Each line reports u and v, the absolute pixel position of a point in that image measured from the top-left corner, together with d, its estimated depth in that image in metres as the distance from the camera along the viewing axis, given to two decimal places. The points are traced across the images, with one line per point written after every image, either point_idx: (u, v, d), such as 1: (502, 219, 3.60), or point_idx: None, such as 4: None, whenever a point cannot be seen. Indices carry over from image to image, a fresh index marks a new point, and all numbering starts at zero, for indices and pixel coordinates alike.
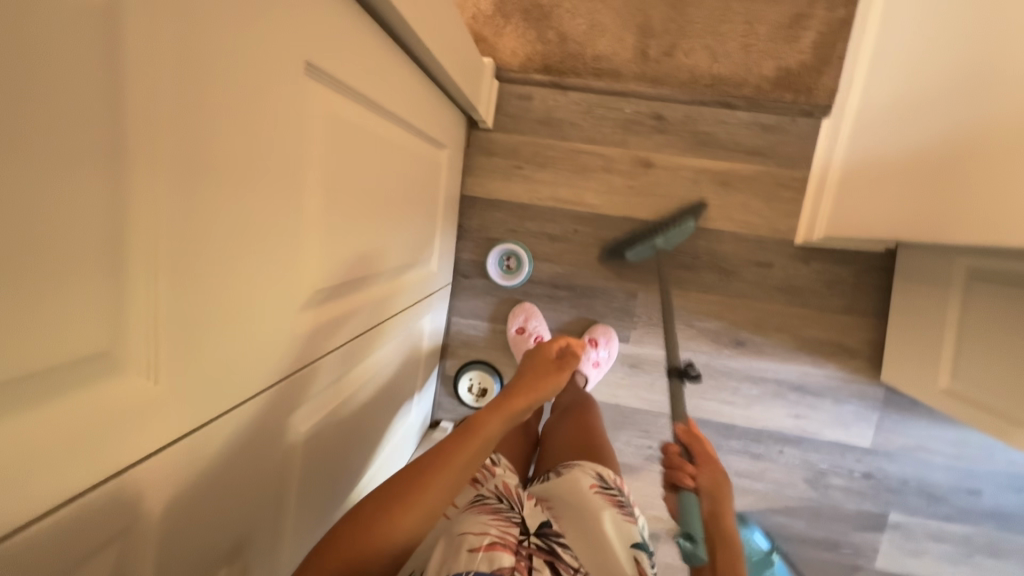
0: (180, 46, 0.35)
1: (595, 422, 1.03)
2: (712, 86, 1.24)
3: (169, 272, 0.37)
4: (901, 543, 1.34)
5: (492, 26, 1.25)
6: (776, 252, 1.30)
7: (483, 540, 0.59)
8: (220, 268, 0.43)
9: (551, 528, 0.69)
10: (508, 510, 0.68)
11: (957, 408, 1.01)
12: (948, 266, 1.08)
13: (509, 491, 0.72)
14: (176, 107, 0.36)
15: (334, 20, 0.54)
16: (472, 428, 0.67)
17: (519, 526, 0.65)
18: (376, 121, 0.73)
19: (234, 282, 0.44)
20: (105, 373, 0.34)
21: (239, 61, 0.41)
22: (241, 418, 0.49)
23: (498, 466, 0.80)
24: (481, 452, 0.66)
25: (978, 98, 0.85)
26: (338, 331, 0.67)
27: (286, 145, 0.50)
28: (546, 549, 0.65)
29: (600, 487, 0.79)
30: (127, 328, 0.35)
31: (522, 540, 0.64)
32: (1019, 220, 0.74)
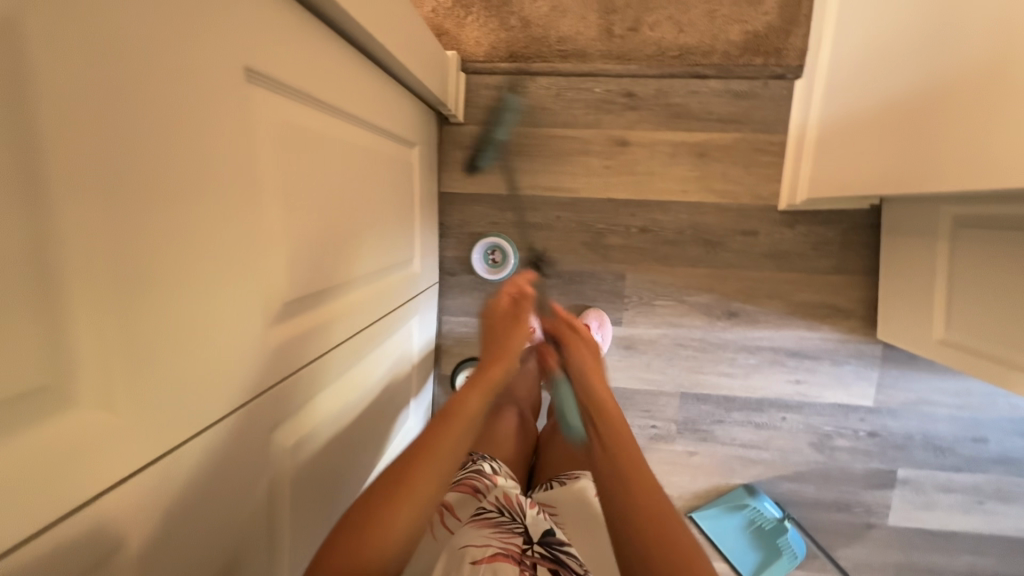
0: (91, 66, 0.34)
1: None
2: (679, 58, 1.23)
3: (111, 300, 0.37)
4: (912, 498, 1.34)
5: (453, 18, 1.23)
6: (761, 220, 1.28)
7: (484, 552, 0.60)
8: (172, 291, 0.42)
9: (555, 537, 0.68)
10: (511, 523, 0.68)
11: (954, 357, 1.01)
12: (932, 216, 1.07)
13: (511, 503, 0.73)
14: (96, 128, 0.35)
15: (266, 22, 0.53)
16: (453, 408, 0.67)
17: (521, 537, 0.66)
18: (332, 123, 0.71)
19: (188, 305, 0.44)
20: (53, 410, 0.34)
21: (162, 77, 0.40)
22: (213, 439, 0.49)
23: (499, 475, 0.81)
24: (468, 431, 0.65)
25: (944, 42, 0.84)
26: (314, 340, 0.66)
27: (230, 158, 0.49)
28: (551, 558, 0.64)
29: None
30: (72, 360, 0.35)
31: (527, 548, 0.64)
32: (1002, 159, 0.72)
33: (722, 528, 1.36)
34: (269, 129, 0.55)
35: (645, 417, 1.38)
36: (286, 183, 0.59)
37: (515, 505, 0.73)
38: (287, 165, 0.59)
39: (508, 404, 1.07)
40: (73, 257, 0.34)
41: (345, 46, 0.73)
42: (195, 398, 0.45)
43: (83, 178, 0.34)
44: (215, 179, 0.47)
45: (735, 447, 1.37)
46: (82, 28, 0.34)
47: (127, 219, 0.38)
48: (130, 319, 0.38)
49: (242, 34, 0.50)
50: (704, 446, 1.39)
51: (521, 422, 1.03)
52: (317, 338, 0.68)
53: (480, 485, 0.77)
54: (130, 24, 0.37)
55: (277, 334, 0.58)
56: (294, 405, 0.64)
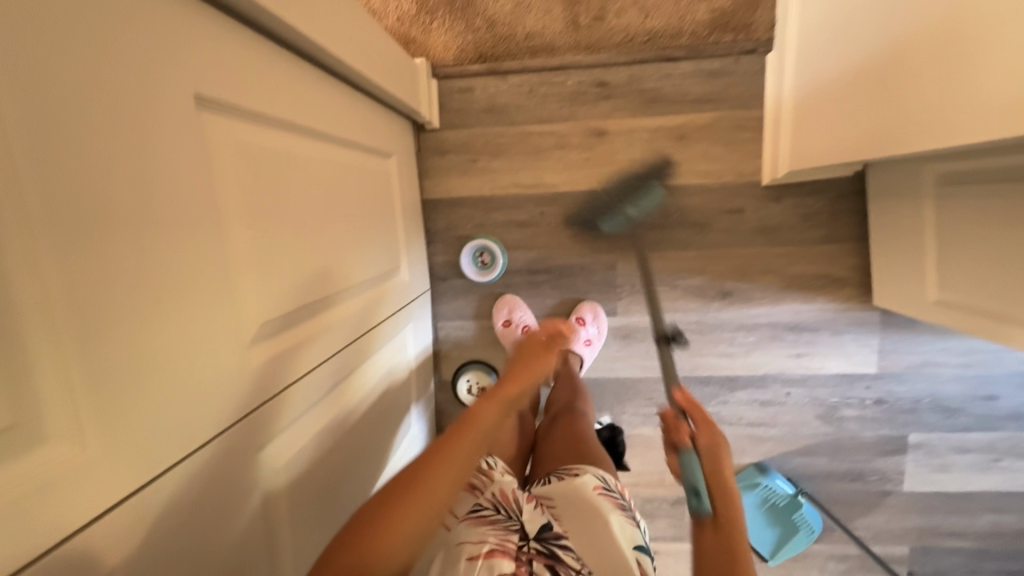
0: (26, 118, 0.36)
1: (585, 425, 1.01)
2: (648, 42, 1.23)
3: (70, 338, 0.39)
4: (926, 462, 1.33)
5: (419, 24, 1.23)
6: (746, 197, 1.28)
7: (481, 548, 0.62)
8: (134, 324, 0.44)
9: (551, 531, 0.69)
10: (507, 519, 0.69)
11: (952, 317, 1.00)
12: (916, 177, 1.06)
13: (508, 498, 0.73)
14: (36, 177, 0.37)
15: (209, 50, 0.54)
16: (470, 416, 0.67)
17: (517, 533, 0.67)
18: (295, 142, 0.72)
19: (154, 337, 0.45)
20: (18, 447, 0.36)
21: (104, 119, 0.42)
22: (196, 463, 0.50)
23: (496, 471, 0.79)
24: (482, 440, 0.65)
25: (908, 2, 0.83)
26: (293, 360, 0.67)
27: (186, 189, 0.50)
28: (546, 553, 0.65)
29: (603, 489, 0.77)
30: (35, 399, 0.37)
31: (522, 545, 0.66)
32: (980, 114, 0.71)
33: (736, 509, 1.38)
34: (223, 155, 0.56)
35: (649, 405, 1.38)
36: (247, 204, 0.60)
37: (512, 500, 0.72)
38: (247, 187, 0.60)
39: None
40: (22, 302, 0.36)
41: (300, 62, 0.73)
42: (171, 424, 0.47)
43: (26, 225, 0.36)
44: (171, 213, 0.48)
45: (742, 426, 1.37)
46: (12, 82, 0.35)
47: (80, 260, 0.39)
48: (93, 354, 0.40)
49: (184, 63, 0.51)
50: None
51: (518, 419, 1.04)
52: (298, 356, 0.68)
53: (476, 481, 0.76)
54: (65, 72, 0.39)
55: (254, 358, 0.59)
56: (280, 424, 0.65)
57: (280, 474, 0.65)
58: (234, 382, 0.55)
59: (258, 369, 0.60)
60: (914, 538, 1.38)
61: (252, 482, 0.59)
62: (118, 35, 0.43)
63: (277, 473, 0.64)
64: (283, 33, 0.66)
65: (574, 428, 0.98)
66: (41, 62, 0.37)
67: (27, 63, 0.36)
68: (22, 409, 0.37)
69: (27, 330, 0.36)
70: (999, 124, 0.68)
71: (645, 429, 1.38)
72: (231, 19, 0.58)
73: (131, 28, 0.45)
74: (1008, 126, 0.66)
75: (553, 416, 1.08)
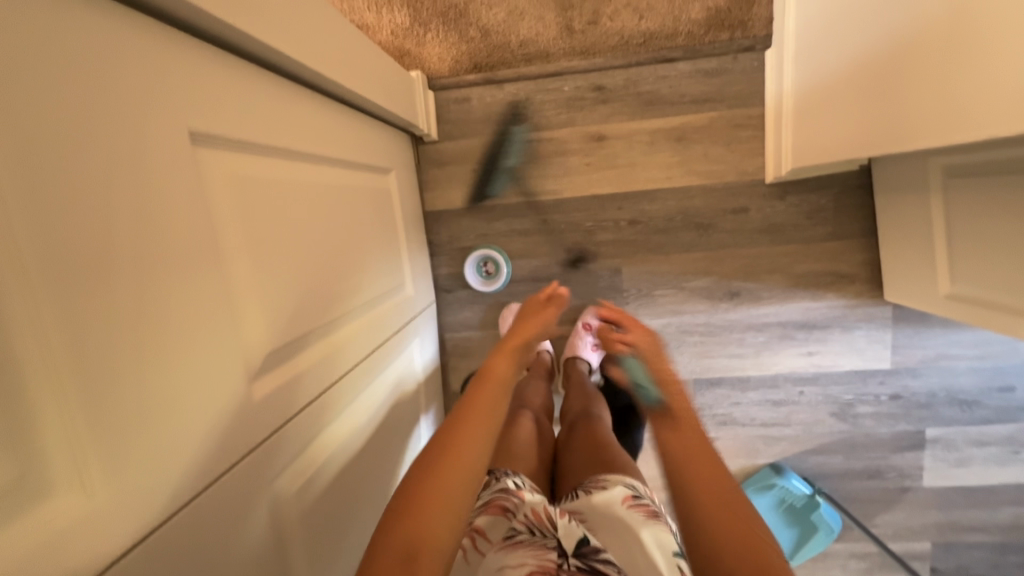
0: (15, 171, 0.35)
1: (607, 431, 0.99)
2: (644, 44, 1.21)
3: (73, 390, 0.38)
4: (944, 456, 1.31)
5: (413, 36, 1.22)
6: (750, 196, 1.26)
7: (520, 573, 0.62)
8: (138, 369, 0.43)
9: (590, 546, 0.66)
10: (542, 538, 0.67)
11: (966, 311, 0.98)
12: (923, 169, 1.04)
13: (541, 517, 0.71)
14: (29, 231, 0.36)
15: (201, 84, 0.54)
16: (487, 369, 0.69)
17: (555, 550, 0.65)
18: (292, 166, 0.71)
19: (158, 380, 0.45)
20: (23, 502, 0.36)
21: (98, 166, 0.41)
22: (207, 501, 0.50)
23: (525, 490, 0.77)
24: (503, 395, 0.66)
25: None
26: (299, 387, 0.67)
27: (186, 227, 0.50)
28: (587, 570, 0.63)
29: (633, 499, 0.74)
30: (40, 450, 0.37)
31: (562, 562, 0.64)
32: (989, 109, 0.70)
33: None
34: (220, 188, 0.56)
35: None
36: (246, 234, 0.59)
37: (545, 519, 0.70)
38: (245, 217, 0.60)
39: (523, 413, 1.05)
40: (23, 358, 0.36)
41: (293, 85, 0.73)
42: (179, 465, 0.47)
43: (22, 277, 0.36)
44: (172, 252, 0.48)
45: (756, 427, 1.35)
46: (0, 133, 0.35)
47: (76, 312, 0.39)
48: (96, 404, 0.40)
49: (175, 100, 0.50)
50: (724, 430, 1.37)
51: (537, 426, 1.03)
52: (304, 385, 0.68)
53: (508, 503, 0.74)
54: (55, 122, 0.38)
55: (260, 389, 0.59)
56: (290, 454, 0.64)
57: (292, 503, 0.65)
58: (241, 415, 0.55)
59: (265, 401, 0.60)
60: (935, 534, 1.36)
61: (264, 517, 0.58)
62: (106, 81, 0.43)
63: (290, 504, 0.64)
64: (274, 58, 0.66)
65: (596, 432, 0.97)
66: (28, 114, 0.37)
67: (17, 118, 0.36)
68: (26, 464, 0.37)
69: (26, 384, 0.36)
70: (1010, 116, 0.66)
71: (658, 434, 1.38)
72: (220, 50, 0.58)
73: (119, 72, 0.44)
74: (1018, 117, 0.65)
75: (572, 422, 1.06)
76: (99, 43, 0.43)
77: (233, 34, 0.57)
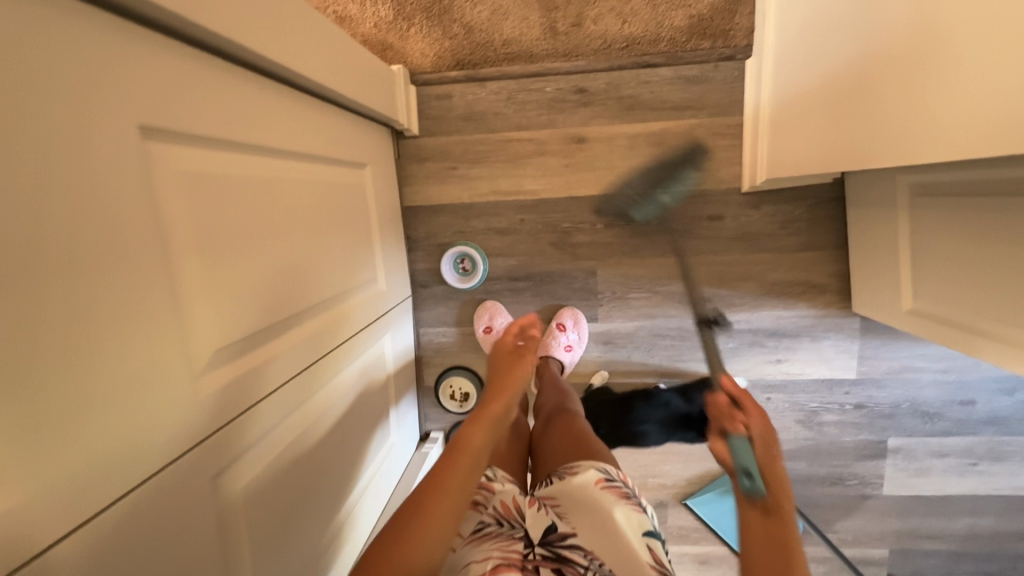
0: None
1: (582, 422, 0.97)
2: (626, 48, 1.22)
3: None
4: (905, 465, 1.34)
5: (396, 30, 1.22)
6: (725, 203, 1.27)
7: (485, 567, 0.60)
8: (65, 369, 0.43)
9: (556, 533, 0.68)
10: (510, 529, 0.68)
11: (926, 327, 1.00)
12: (891, 186, 1.06)
13: (509, 509, 0.72)
14: None
15: (153, 82, 0.54)
16: (460, 441, 0.66)
17: (522, 541, 0.67)
18: (251, 160, 0.71)
19: (90, 378, 0.45)
20: None
21: (33, 164, 0.41)
22: (143, 494, 0.51)
23: (495, 481, 0.77)
24: (475, 466, 0.64)
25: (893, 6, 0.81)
26: (254, 381, 0.68)
27: (129, 226, 0.50)
28: (553, 557, 0.64)
29: (606, 482, 0.73)
30: None
31: (528, 552, 0.65)
32: (956, 134, 0.71)
33: (718, 511, 1.41)
34: (171, 183, 0.56)
35: None
36: (196, 230, 0.60)
37: (514, 511, 0.72)
38: (197, 212, 0.60)
39: None
40: None
41: (258, 79, 0.72)
42: (112, 459, 0.47)
43: None
44: (113, 249, 0.48)
45: None
46: None
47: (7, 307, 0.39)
48: (23, 402, 0.40)
49: (123, 97, 0.50)
50: None
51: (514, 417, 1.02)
52: (259, 377, 0.69)
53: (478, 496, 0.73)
54: None
55: (209, 384, 0.60)
56: (243, 446, 0.66)
57: (241, 495, 0.65)
58: (185, 409, 0.56)
59: (213, 396, 0.60)
60: (893, 540, 1.39)
61: (208, 510, 0.59)
62: (50, 79, 0.43)
63: (239, 496, 0.65)
64: (238, 53, 0.66)
65: (575, 422, 0.96)
66: None
67: None
68: None
69: None
70: (982, 142, 0.67)
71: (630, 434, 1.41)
72: (179, 44, 0.58)
73: (62, 72, 0.44)
74: (989, 142, 0.66)
75: (547, 417, 1.03)
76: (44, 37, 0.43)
77: (192, 29, 0.57)
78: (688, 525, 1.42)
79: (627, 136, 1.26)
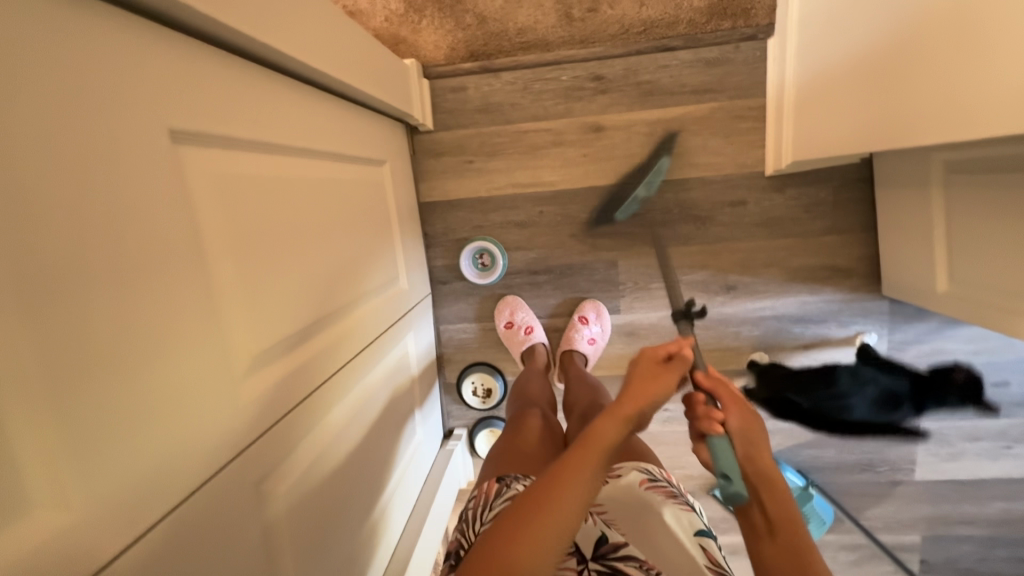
0: None
1: None
2: (644, 32, 1.19)
3: (42, 410, 0.38)
4: (937, 450, 1.32)
5: (408, 24, 1.19)
6: (748, 188, 1.25)
7: None
8: (100, 384, 0.42)
9: (607, 545, 0.65)
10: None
11: (960, 309, 0.98)
12: (924, 164, 1.03)
13: None
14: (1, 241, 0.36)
15: (177, 83, 0.53)
16: (592, 431, 0.60)
17: (574, 556, 0.64)
18: (273, 161, 0.69)
19: (125, 392, 0.44)
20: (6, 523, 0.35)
21: (56, 170, 0.39)
22: (191, 506, 0.50)
23: None
24: (603, 461, 0.58)
25: None
26: (286, 388, 0.66)
27: (166, 234, 0.49)
28: (609, 572, 0.62)
29: (650, 482, 0.72)
30: (17, 472, 0.36)
31: (582, 569, 0.63)
32: (994, 108, 0.68)
33: None
34: (198, 187, 0.55)
35: None
36: (228, 232, 0.58)
37: None
38: (228, 215, 0.59)
39: (531, 410, 0.99)
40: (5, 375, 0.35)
41: (275, 75, 0.71)
42: (160, 472, 0.47)
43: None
44: (151, 259, 0.47)
45: None
46: None
47: (32, 322, 0.37)
48: (72, 421, 0.40)
49: (145, 100, 0.48)
50: None
51: (547, 423, 0.97)
52: (293, 383, 0.68)
53: None
54: (24, 123, 0.37)
55: (246, 391, 0.59)
56: (282, 450, 0.65)
57: (282, 502, 0.65)
58: (224, 418, 0.55)
59: (251, 402, 0.59)
60: (925, 526, 1.37)
61: (253, 517, 0.59)
62: (75, 83, 0.42)
63: (280, 503, 0.64)
64: (256, 49, 0.64)
65: None
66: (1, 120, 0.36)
67: None
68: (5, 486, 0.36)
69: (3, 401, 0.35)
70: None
71: (654, 427, 1.37)
72: (199, 44, 0.57)
73: (91, 74, 0.43)
74: None
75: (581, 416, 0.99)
76: (69, 40, 0.41)
77: (212, 26, 0.56)
78: (718, 515, 1.42)
79: (647, 122, 1.23)
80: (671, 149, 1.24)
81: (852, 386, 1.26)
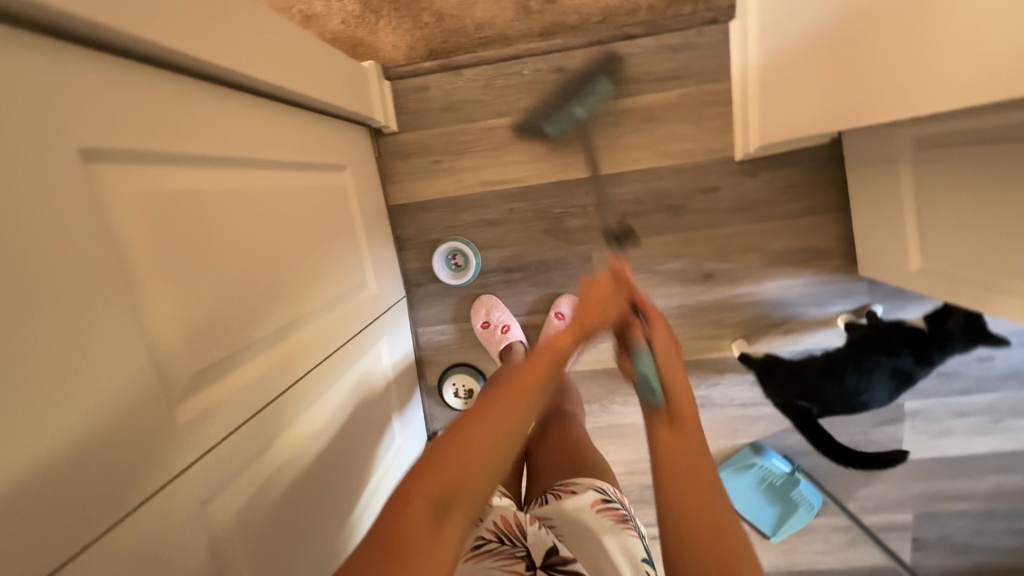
0: None
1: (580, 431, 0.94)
2: (604, 21, 1.18)
3: None
4: (924, 428, 1.30)
5: (365, 25, 1.18)
6: (720, 174, 1.23)
7: None
8: (17, 413, 0.41)
9: (557, 555, 0.65)
10: (511, 548, 0.66)
11: (932, 287, 0.97)
12: (891, 140, 1.01)
13: (510, 526, 0.70)
14: None
15: (93, 101, 0.51)
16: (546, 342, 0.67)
17: (523, 562, 0.64)
18: (214, 174, 0.68)
19: (43, 418, 0.42)
20: None
21: None
22: (125, 534, 0.48)
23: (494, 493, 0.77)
24: (553, 367, 0.64)
25: None
26: (234, 405, 0.65)
27: (81, 258, 0.48)
28: None
29: (603, 503, 0.73)
30: None
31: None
32: (965, 74, 0.65)
33: (735, 488, 1.34)
34: (121, 208, 0.54)
35: None
36: (158, 251, 0.57)
37: (515, 528, 0.70)
38: (158, 233, 0.58)
39: None
40: None
41: (213, 88, 0.69)
42: (87, 502, 0.45)
43: None
44: (67, 284, 0.46)
45: (734, 407, 1.35)
46: None
47: None
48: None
49: (54, 122, 0.47)
50: (704, 412, 1.35)
51: None
52: (241, 399, 0.66)
53: None
54: None
55: (184, 412, 0.58)
56: (232, 468, 0.64)
57: (234, 519, 0.64)
58: (159, 441, 0.54)
59: (192, 422, 0.58)
60: (917, 505, 1.36)
61: (197, 539, 0.58)
62: None
63: (232, 521, 0.63)
64: (187, 63, 0.63)
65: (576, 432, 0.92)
66: None
67: None
68: None
69: None
70: (996, 85, 0.61)
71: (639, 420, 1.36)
72: (120, 61, 0.55)
73: None
74: (993, 87, 0.62)
75: (545, 420, 0.99)
76: None
77: (131, 41, 0.54)
78: None
79: (613, 113, 1.22)
80: (639, 138, 1.22)
81: (859, 381, 1.21)
